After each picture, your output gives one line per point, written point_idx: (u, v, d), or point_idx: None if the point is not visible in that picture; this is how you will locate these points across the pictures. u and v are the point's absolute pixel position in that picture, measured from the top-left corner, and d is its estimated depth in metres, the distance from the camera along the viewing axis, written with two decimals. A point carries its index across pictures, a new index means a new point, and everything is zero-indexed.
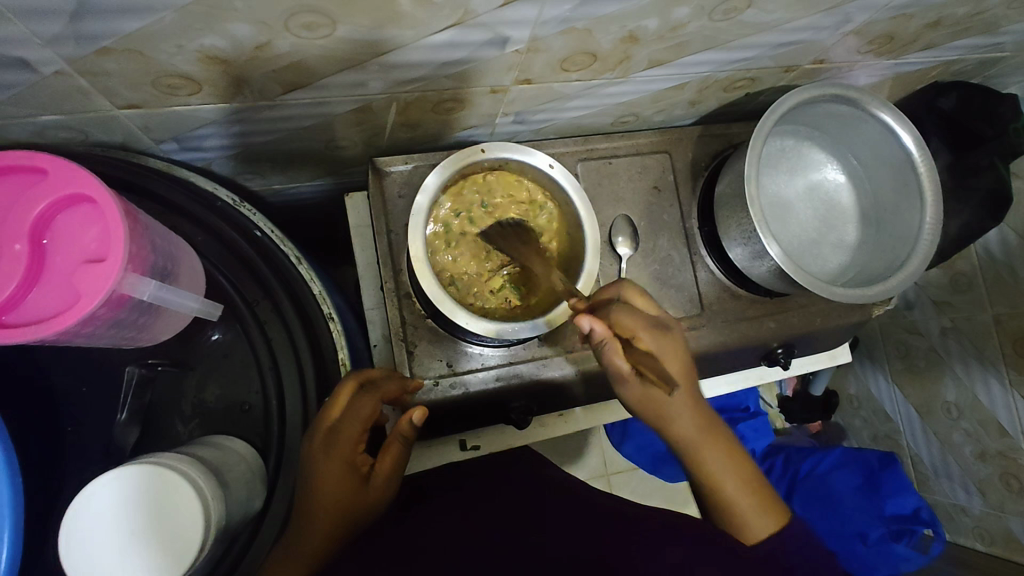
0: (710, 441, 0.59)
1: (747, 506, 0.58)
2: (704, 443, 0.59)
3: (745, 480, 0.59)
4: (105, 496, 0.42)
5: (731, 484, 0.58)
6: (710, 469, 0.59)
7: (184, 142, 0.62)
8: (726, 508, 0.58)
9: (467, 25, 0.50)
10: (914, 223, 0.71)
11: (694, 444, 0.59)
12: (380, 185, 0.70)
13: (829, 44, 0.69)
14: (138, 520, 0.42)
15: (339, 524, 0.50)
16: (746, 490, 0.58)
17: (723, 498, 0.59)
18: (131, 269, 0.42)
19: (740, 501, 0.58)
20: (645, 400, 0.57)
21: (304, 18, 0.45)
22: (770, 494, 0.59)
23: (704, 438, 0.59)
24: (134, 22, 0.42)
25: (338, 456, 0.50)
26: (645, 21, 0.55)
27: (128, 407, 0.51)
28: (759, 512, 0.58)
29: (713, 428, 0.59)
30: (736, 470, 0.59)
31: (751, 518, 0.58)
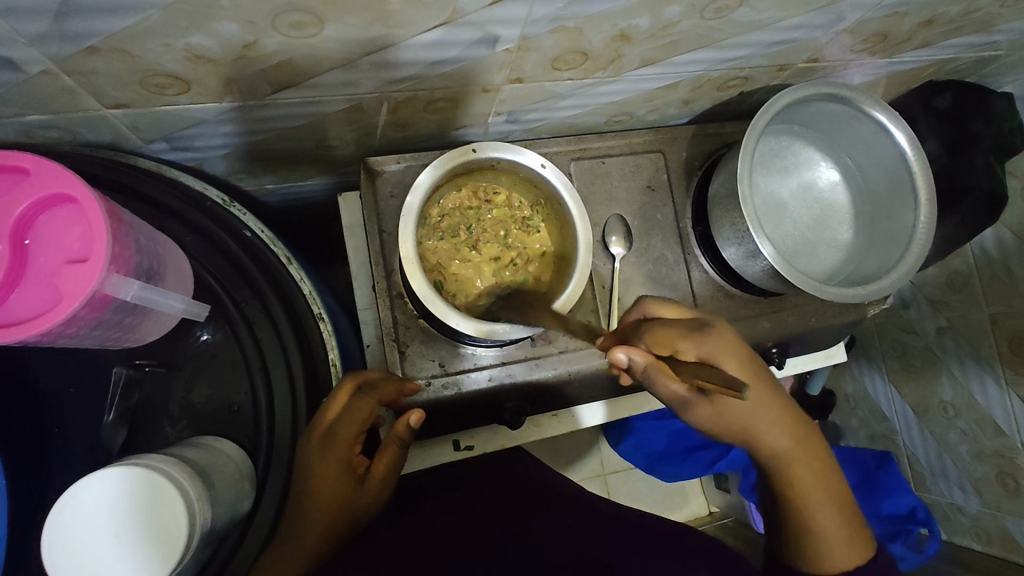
0: (801, 462, 0.58)
1: (837, 535, 0.56)
2: (797, 457, 0.58)
3: (840, 507, 0.58)
4: (88, 498, 0.41)
5: (821, 508, 0.57)
6: (803, 488, 0.58)
7: (175, 142, 0.62)
8: (812, 539, 0.56)
9: (456, 24, 0.50)
10: (908, 223, 0.71)
11: (790, 460, 0.58)
12: (372, 185, 0.70)
13: (823, 42, 0.69)
14: (121, 522, 0.41)
15: (335, 525, 0.50)
16: (840, 521, 0.57)
17: (812, 524, 0.57)
18: (114, 270, 0.42)
19: (827, 531, 0.56)
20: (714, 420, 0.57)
21: (291, 17, 0.45)
22: (858, 527, 0.58)
23: (797, 458, 0.58)
24: (120, 21, 0.42)
25: (333, 456, 0.50)
26: (636, 19, 0.54)
27: (115, 408, 0.51)
28: (846, 541, 0.56)
29: (805, 448, 0.59)
30: (825, 498, 0.58)
31: (839, 547, 0.56)
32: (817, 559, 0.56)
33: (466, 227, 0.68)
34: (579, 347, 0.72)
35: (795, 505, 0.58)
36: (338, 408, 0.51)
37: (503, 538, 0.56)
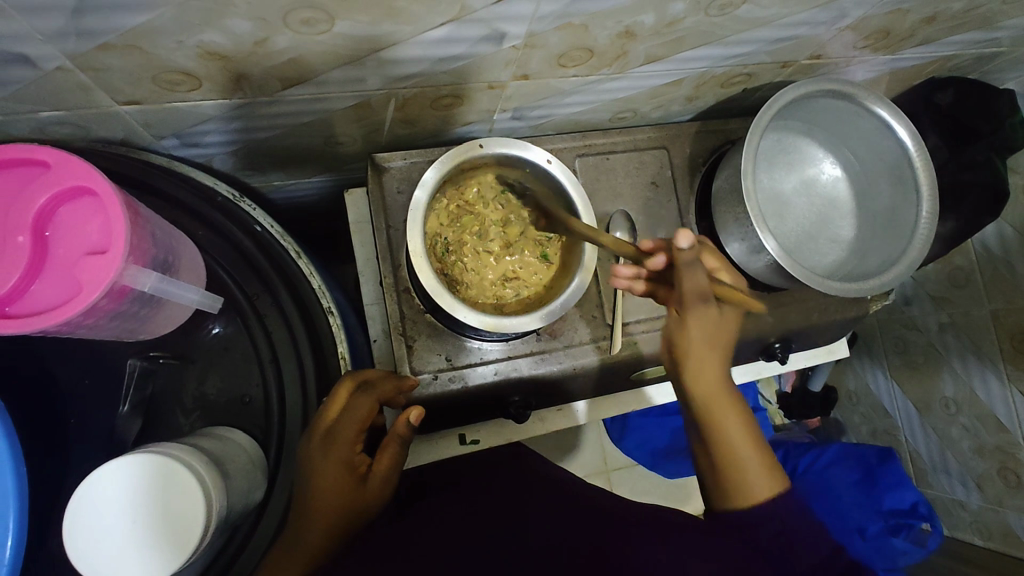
0: (724, 401, 0.62)
1: (755, 466, 0.59)
2: (718, 403, 0.62)
3: (756, 445, 0.61)
4: (107, 485, 0.42)
5: (738, 437, 0.61)
6: (722, 428, 0.61)
7: (185, 138, 0.63)
8: (732, 467, 0.59)
9: (463, 21, 0.50)
10: (909, 219, 0.72)
11: (710, 399, 0.62)
12: (379, 181, 0.71)
13: (826, 39, 0.69)
14: (139, 510, 0.42)
15: (336, 527, 0.50)
16: (756, 455, 0.60)
17: (734, 460, 0.60)
18: (133, 261, 0.43)
19: (742, 460, 0.59)
20: (703, 330, 0.63)
21: (302, 14, 0.45)
22: (773, 463, 0.61)
23: (719, 398, 0.62)
24: (134, 18, 0.42)
25: (334, 454, 0.51)
26: (641, 16, 0.55)
27: (129, 400, 0.51)
28: (762, 474, 0.59)
29: (728, 392, 0.63)
30: (748, 437, 0.61)
31: (757, 482, 0.58)
32: (729, 493, 0.59)
33: (472, 234, 0.69)
34: (584, 341, 0.73)
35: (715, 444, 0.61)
36: (336, 409, 0.52)
37: (507, 533, 0.56)
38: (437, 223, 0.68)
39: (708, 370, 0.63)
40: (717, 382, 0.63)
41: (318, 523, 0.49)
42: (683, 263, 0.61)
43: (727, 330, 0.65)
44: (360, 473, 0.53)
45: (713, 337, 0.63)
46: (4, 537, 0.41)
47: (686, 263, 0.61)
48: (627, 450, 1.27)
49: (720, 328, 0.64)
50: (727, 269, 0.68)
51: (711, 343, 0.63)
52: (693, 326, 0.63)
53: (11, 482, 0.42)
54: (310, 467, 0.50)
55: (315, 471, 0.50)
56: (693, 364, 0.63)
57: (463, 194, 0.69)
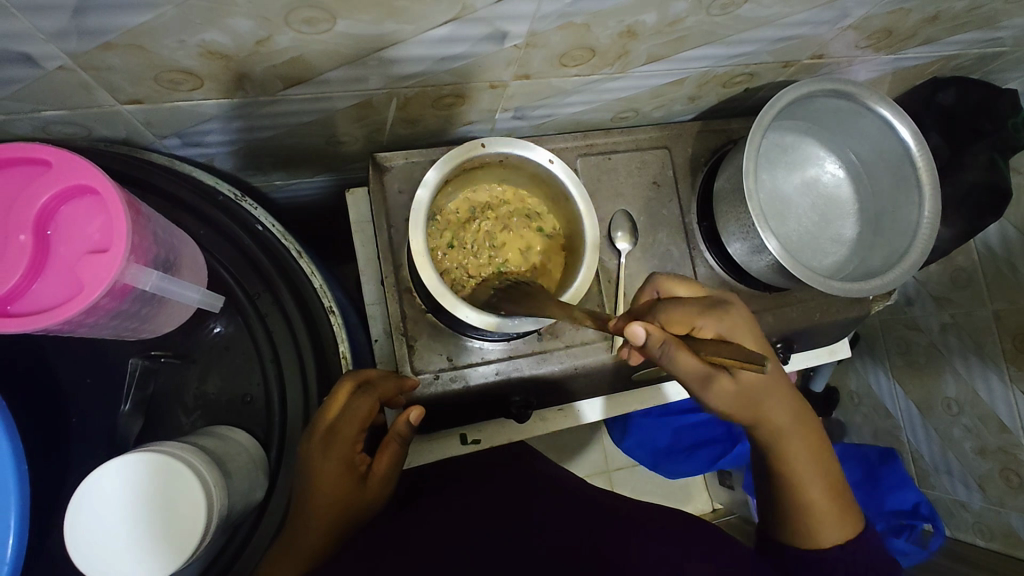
0: (799, 437, 0.59)
1: (829, 514, 0.58)
2: (794, 440, 0.59)
3: (828, 484, 0.59)
4: (108, 485, 0.42)
5: (813, 479, 0.59)
6: (796, 468, 0.59)
7: (187, 137, 0.63)
8: (806, 516, 0.58)
9: (465, 20, 0.50)
10: (911, 217, 0.72)
11: (786, 439, 0.58)
12: (381, 181, 0.71)
13: (827, 38, 0.69)
14: (140, 509, 0.42)
15: (336, 523, 0.51)
16: (828, 498, 0.59)
17: (809, 505, 0.58)
18: (134, 260, 0.43)
19: (813, 506, 0.58)
20: (730, 398, 0.55)
21: (304, 13, 0.45)
22: (848, 502, 0.60)
23: (793, 438, 0.59)
24: (136, 17, 0.43)
25: (335, 453, 0.51)
26: (642, 16, 0.55)
27: (131, 399, 0.51)
28: (835, 517, 0.58)
29: (802, 425, 0.59)
30: (820, 475, 0.59)
31: (829, 526, 0.58)
32: (803, 535, 0.58)
33: (470, 235, 0.69)
34: (585, 341, 0.73)
35: (789, 483, 0.59)
36: (337, 409, 0.52)
37: (505, 532, 0.56)
38: (441, 238, 0.68)
39: (778, 416, 0.57)
40: (787, 421, 0.58)
41: (317, 521, 0.50)
42: (661, 358, 0.50)
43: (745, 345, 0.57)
44: (359, 472, 0.53)
45: (767, 382, 0.57)
46: (6, 535, 0.41)
47: (658, 350, 0.49)
48: (629, 450, 1.23)
49: (748, 382, 0.55)
50: (704, 321, 0.56)
51: (774, 386, 0.57)
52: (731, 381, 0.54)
53: (12, 481, 0.42)
54: (310, 464, 0.50)
55: (316, 468, 0.50)
56: (746, 410, 0.57)
57: (459, 207, 0.70)
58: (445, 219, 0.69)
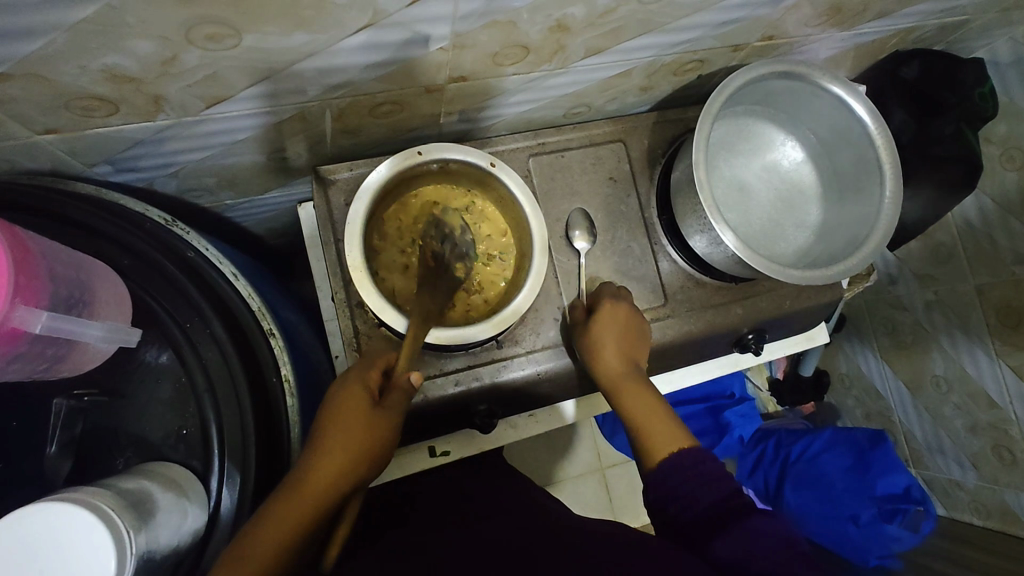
0: (627, 381, 0.64)
1: (658, 427, 0.61)
2: (625, 386, 0.64)
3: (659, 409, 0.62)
4: (9, 539, 0.38)
5: (643, 412, 0.62)
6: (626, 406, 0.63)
7: (118, 163, 0.61)
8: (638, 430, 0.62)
9: (380, 25, 0.48)
10: (874, 197, 0.69)
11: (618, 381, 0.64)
12: (325, 195, 0.69)
13: (774, 19, 0.67)
14: (45, 563, 0.38)
15: (323, 507, 0.50)
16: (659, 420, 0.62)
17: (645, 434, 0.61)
18: (21, 302, 0.40)
19: (652, 427, 0.61)
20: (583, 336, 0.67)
21: (205, 30, 0.44)
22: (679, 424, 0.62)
23: (621, 382, 0.64)
24: (26, 45, 0.41)
25: (357, 419, 0.53)
26: (570, 9, 0.53)
27: (57, 440, 0.50)
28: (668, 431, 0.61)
29: (632, 371, 0.65)
30: (653, 410, 0.62)
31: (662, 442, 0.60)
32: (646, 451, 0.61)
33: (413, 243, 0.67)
34: (546, 345, 0.71)
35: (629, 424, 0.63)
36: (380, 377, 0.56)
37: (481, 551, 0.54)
38: (384, 250, 0.66)
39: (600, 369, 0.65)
40: (617, 366, 0.65)
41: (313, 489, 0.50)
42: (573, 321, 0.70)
43: (622, 327, 0.66)
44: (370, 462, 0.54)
45: (617, 328, 0.66)
46: None
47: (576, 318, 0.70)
48: (619, 447, 1.21)
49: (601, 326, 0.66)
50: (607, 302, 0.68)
51: (613, 333, 0.66)
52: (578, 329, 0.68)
53: None
54: (334, 420, 0.53)
55: (336, 428, 0.53)
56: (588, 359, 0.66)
57: (400, 215, 0.67)
58: (388, 241, 0.66)
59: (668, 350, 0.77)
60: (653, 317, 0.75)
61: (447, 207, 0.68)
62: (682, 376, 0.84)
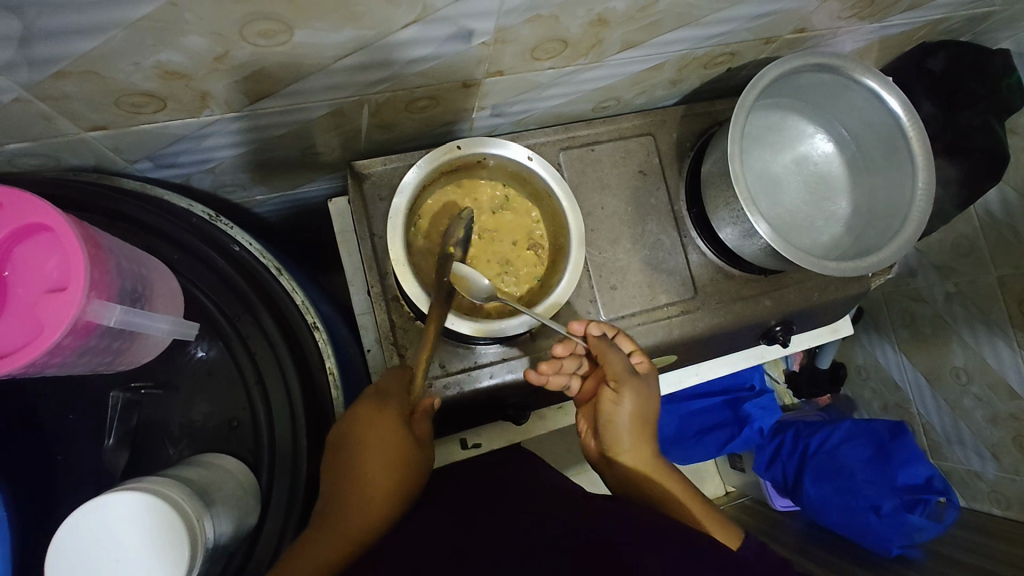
0: (657, 467, 0.65)
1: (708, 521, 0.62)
2: (657, 470, 0.64)
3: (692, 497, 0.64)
4: (90, 523, 0.39)
5: (683, 501, 0.63)
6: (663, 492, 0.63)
7: (159, 159, 0.62)
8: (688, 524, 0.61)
9: (428, 20, 0.49)
10: (905, 189, 0.69)
11: (651, 468, 0.64)
12: (360, 190, 0.69)
13: (807, 11, 0.67)
14: (124, 547, 0.39)
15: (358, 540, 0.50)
16: (703, 512, 0.63)
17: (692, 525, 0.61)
18: (95, 296, 0.40)
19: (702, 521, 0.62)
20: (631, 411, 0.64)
21: (258, 26, 0.44)
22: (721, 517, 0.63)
23: (652, 471, 0.64)
24: (86, 43, 0.41)
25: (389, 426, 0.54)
26: (612, 3, 0.53)
27: (115, 432, 0.51)
28: (713, 522, 0.62)
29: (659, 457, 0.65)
30: (684, 490, 0.64)
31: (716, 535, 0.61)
32: None
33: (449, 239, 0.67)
34: None
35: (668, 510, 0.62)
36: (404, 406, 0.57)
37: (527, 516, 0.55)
38: (423, 243, 0.66)
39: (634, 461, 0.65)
40: (647, 455, 0.65)
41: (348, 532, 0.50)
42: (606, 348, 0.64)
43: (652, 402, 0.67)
44: (413, 468, 0.56)
45: (646, 409, 0.65)
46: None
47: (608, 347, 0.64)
48: None
49: (643, 407, 0.65)
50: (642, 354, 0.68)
51: (643, 416, 0.65)
52: (628, 400, 0.64)
53: None
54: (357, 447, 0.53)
55: (363, 434, 0.53)
56: (622, 441, 0.65)
57: (436, 209, 0.67)
58: (425, 235, 0.67)
59: (697, 342, 0.77)
60: (683, 309, 0.75)
61: (483, 200, 0.69)
62: (708, 368, 0.85)
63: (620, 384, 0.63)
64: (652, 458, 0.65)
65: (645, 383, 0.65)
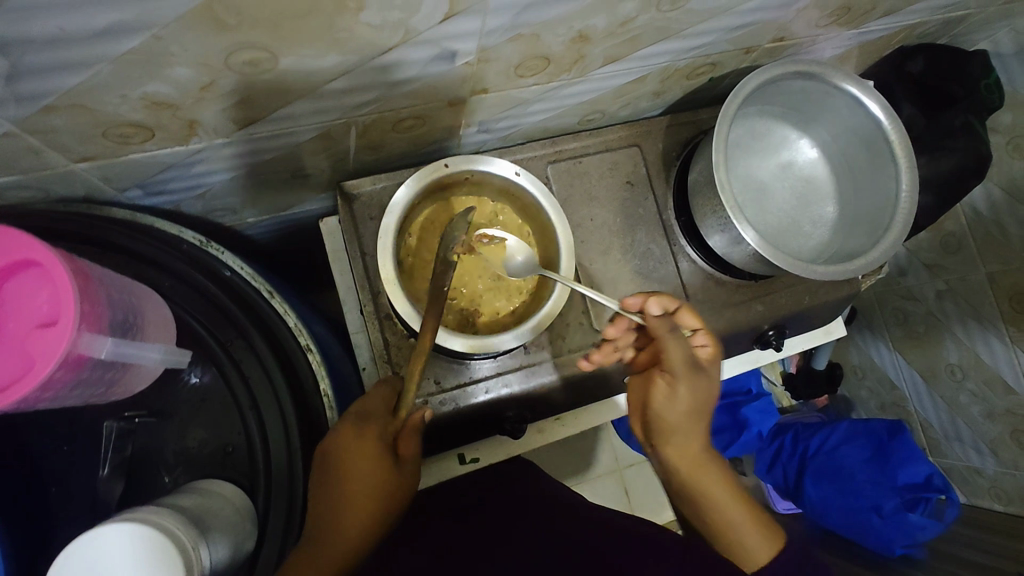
0: (706, 465, 0.61)
1: (750, 532, 0.58)
2: (705, 469, 0.61)
3: (741, 499, 0.61)
4: (85, 556, 0.39)
5: (726, 504, 0.60)
6: (711, 492, 0.60)
7: (149, 187, 0.62)
8: (728, 532, 0.59)
9: (412, 43, 0.49)
10: (890, 192, 0.70)
11: (699, 465, 0.61)
12: (349, 210, 0.70)
13: (786, 21, 0.68)
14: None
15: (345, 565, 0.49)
16: (750, 518, 0.59)
17: (734, 533, 0.59)
18: (86, 328, 0.41)
19: (745, 529, 0.59)
20: (687, 400, 0.60)
21: (244, 55, 0.45)
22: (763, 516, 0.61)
23: (698, 467, 0.61)
24: (73, 78, 0.42)
25: (374, 465, 0.52)
26: (592, 20, 0.54)
27: (110, 462, 0.51)
28: (756, 532, 0.59)
29: (710, 454, 0.62)
30: (732, 492, 0.61)
31: (757, 548, 0.58)
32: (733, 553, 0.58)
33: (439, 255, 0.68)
34: (573, 350, 0.72)
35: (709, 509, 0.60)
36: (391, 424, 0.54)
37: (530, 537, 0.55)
38: (414, 260, 0.67)
39: (680, 456, 0.61)
40: (696, 452, 0.61)
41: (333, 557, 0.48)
42: (664, 332, 0.58)
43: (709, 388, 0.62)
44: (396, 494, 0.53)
45: (700, 401, 0.61)
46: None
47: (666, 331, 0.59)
48: (638, 447, 1.22)
49: (699, 395, 0.61)
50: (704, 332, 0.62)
51: (697, 410, 0.61)
52: (684, 389, 0.60)
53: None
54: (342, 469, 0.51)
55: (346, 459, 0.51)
56: (673, 433, 0.61)
57: (426, 225, 0.68)
58: (417, 253, 0.67)
59: None
60: None
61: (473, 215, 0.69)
62: None
63: (675, 374, 0.60)
64: (700, 452, 0.61)
65: (701, 373, 0.61)
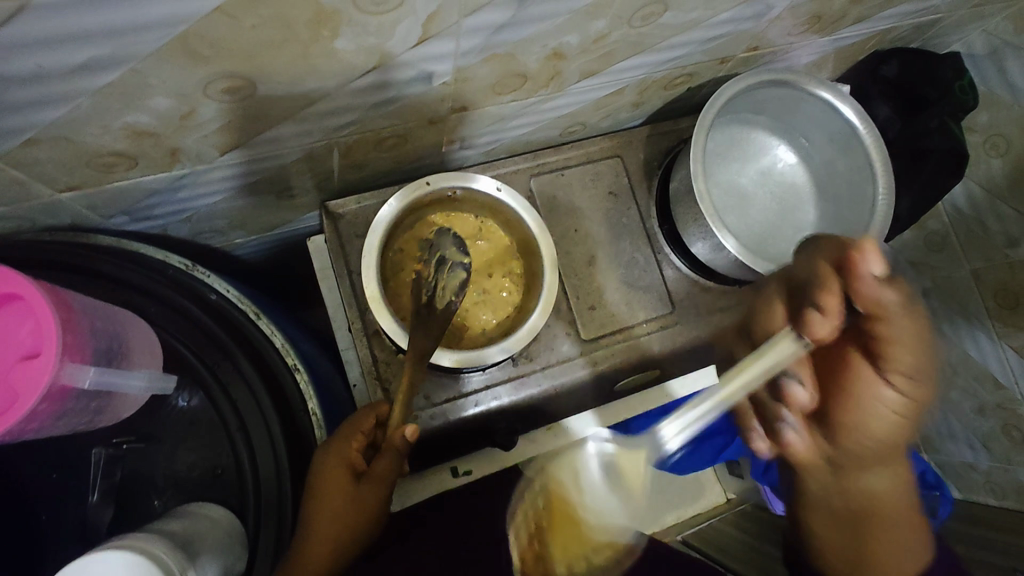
0: (896, 469, 0.61)
1: (918, 538, 0.62)
2: (881, 485, 0.62)
3: (910, 511, 0.63)
4: None
5: (905, 518, 0.62)
6: (876, 508, 0.62)
7: (135, 213, 0.63)
8: (895, 553, 0.61)
9: (388, 66, 0.50)
10: (867, 195, 0.71)
11: (882, 491, 0.62)
12: (335, 229, 0.71)
13: (758, 31, 0.69)
14: None
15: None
16: (914, 532, 0.62)
17: (908, 548, 0.62)
18: (69, 359, 0.41)
19: (912, 530, 0.62)
20: (891, 407, 0.57)
21: (222, 84, 0.45)
22: (919, 520, 0.64)
23: (895, 491, 0.62)
24: (53, 111, 0.43)
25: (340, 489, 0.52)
26: (565, 38, 0.55)
27: (98, 488, 0.52)
28: (917, 531, 0.62)
29: (894, 467, 0.62)
30: (903, 509, 0.62)
31: (919, 550, 0.62)
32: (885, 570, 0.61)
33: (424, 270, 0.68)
34: (562, 360, 0.73)
35: (873, 521, 0.62)
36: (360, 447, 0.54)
37: None
38: (399, 276, 0.68)
39: (884, 472, 0.61)
40: (891, 486, 0.62)
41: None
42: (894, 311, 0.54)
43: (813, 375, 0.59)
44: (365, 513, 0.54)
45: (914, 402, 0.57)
46: None
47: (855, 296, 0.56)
48: None
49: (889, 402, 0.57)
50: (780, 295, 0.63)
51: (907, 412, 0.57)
52: (898, 391, 0.56)
53: None
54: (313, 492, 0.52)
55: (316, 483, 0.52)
56: (852, 450, 0.60)
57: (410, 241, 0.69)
58: (403, 270, 0.68)
59: (679, 356, 0.79)
60: (662, 324, 0.76)
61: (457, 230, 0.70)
62: None
63: (905, 375, 0.55)
64: (904, 473, 0.62)
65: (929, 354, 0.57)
